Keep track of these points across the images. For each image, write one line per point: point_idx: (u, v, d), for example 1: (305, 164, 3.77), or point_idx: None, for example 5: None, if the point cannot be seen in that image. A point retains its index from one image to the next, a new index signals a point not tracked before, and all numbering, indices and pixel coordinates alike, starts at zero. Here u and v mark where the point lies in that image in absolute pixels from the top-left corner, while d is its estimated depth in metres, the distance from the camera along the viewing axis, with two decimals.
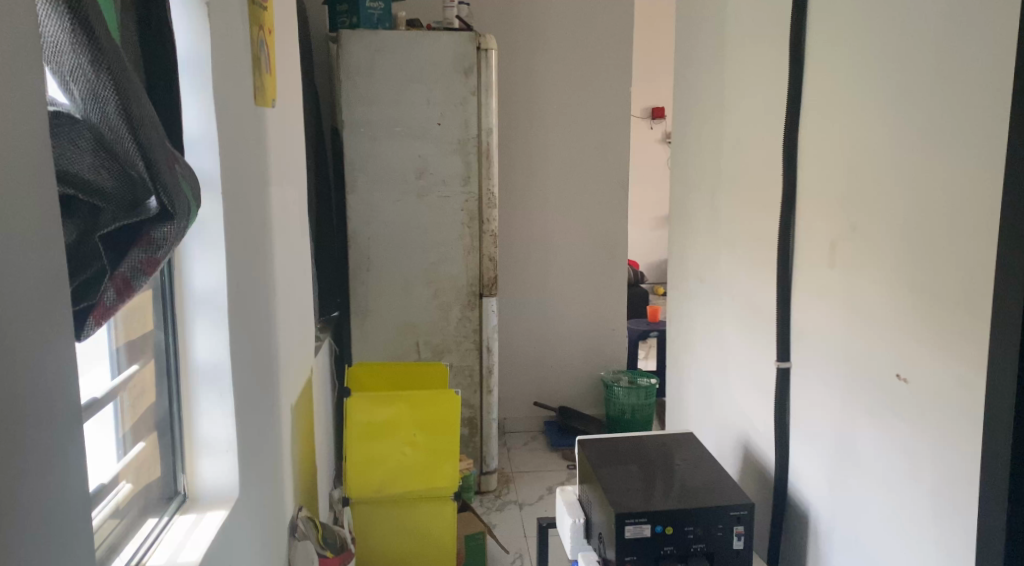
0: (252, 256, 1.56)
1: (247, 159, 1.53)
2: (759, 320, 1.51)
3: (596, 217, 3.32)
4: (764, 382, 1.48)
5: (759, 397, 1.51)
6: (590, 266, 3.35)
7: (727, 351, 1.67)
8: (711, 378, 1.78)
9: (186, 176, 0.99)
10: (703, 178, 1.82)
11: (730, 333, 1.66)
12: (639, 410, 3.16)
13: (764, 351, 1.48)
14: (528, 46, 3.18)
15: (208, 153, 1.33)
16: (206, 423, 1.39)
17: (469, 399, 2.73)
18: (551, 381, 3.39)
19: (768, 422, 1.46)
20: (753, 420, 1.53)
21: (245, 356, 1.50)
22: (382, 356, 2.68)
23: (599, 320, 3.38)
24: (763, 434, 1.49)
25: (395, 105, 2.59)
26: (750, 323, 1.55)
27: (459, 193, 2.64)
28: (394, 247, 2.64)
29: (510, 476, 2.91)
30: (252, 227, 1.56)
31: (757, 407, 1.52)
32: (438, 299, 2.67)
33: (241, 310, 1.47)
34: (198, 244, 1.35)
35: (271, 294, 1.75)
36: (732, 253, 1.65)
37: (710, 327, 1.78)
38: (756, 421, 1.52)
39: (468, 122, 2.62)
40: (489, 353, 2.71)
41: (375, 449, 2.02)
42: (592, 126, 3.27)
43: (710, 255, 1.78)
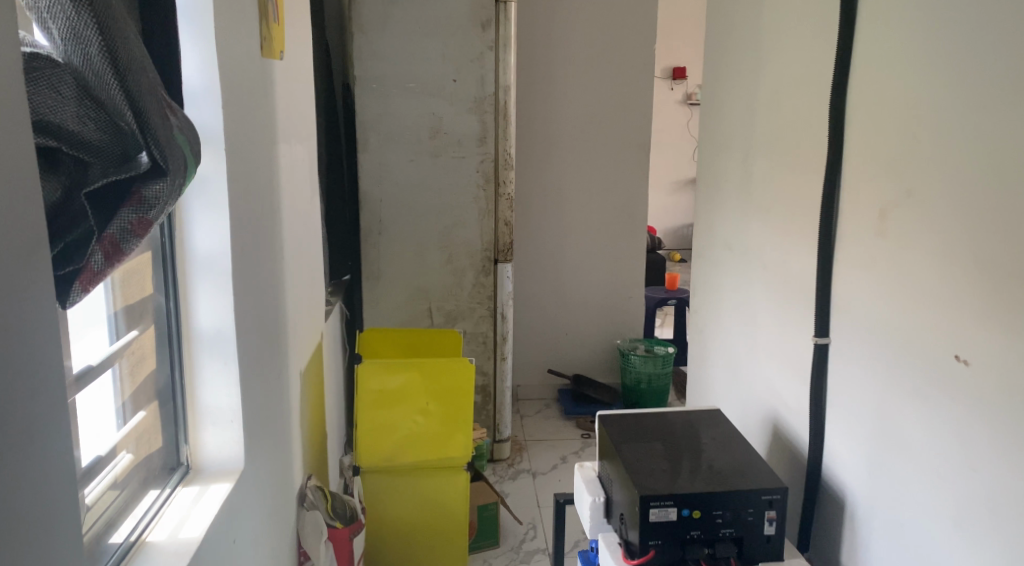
0: (259, 218, 1.48)
1: (253, 114, 1.44)
2: (794, 292, 1.42)
3: (616, 181, 3.21)
4: (798, 358, 1.40)
5: (791, 373, 1.43)
6: (609, 231, 3.24)
7: (757, 325, 1.59)
8: (738, 352, 1.69)
9: (178, 130, 0.90)
10: (735, 141, 1.71)
11: (762, 307, 1.57)
12: (656, 380, 3.08)
13: (800, 325, 1.39)
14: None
15: (210, 105, 1.24)
16: (209, 392, 1.33)
17: (483, 366, 2.67)
18: (565, 349, 3.32)
19: (802, 400, 1.38)
20: (785, 397, 1.45)
21: (251, 322, 1.43)
22: (394, 321, 2.61)
23: (616, 288, 3.29)
24: (795, 413, 1.41)
25: (409, 60, 2.48)
26: (784, 295, 1.46)
27: (474, 154, 2.54)
28: (407, 209, 2.56)
29: (523, 443, 2.86)
30: (258, 186, 1.48)
31: (789, 384, 1.44)
32: (452, 264, 2.59)
33: (246, 274, 1.40)
34: (200, 202, 1.27)
35: (279, 257, 1.67)
36: (765, 221, 1.55)
37: (739, 299, 1.69)
38: (788, 399, 1.44)
39: (485, 80, 2.51)
40: (503, 320, 2.65)
41: (386, 417, 1.96)
42: (614, 85, 3.14)
43: (741, 223, 1.68)
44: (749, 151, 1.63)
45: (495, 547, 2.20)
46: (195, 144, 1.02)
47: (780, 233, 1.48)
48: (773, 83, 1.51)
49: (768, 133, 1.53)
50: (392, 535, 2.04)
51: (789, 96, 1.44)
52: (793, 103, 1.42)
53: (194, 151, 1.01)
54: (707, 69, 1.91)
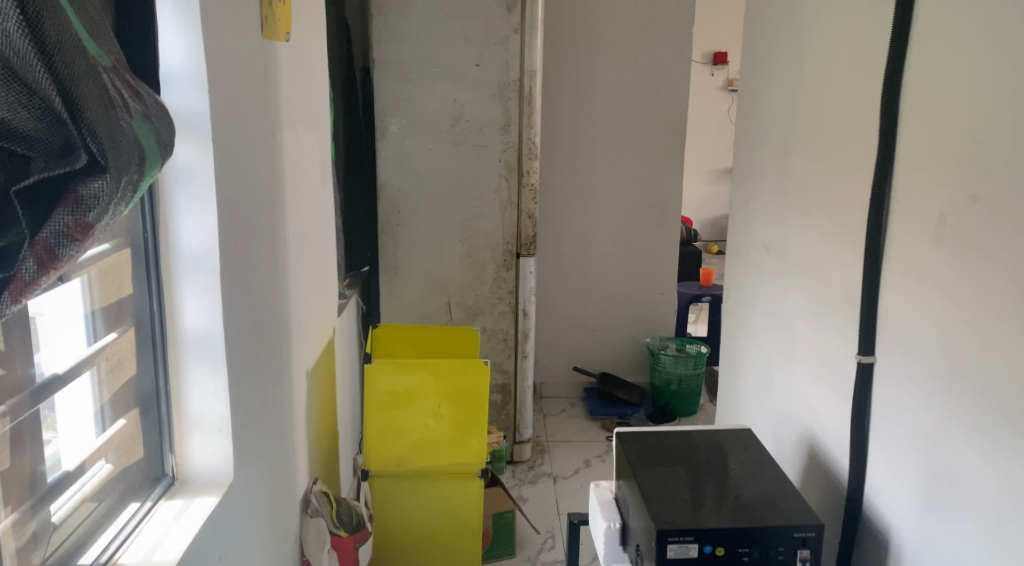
0: (256, 212, 1.40)
1: (249, 100, 1.34)
2: (835, 302, 1.27)
3: (649, 171, 3.06)
4: (838, 375, 1.26)
5: (830, 391, 1.29)
6: (640, 224, 3.10)
7: (795, 336, 1.45)
8: (773, 363, 1.55)
9: (131, 118, 0.80)
10: (774, 132, 1.56)
11: (799, 315, 1.43)
12: (687, 380, 2.94)
13: (841, 339, 1.25)
14: None
15: (195, 91, 1.15)
16: (197, 400, 1.25)
17: (502, 364, 2.56)
18: (592, 346, 3.19)
19: (842, 423, 1.24)
20: (823, 418, 1.31)
21: (244, 322, 1.34)
22: (412, 316, 2.52)
23: (646, 283, 3.14)
24: (834, 436, 1.27)
25: (430, 43, 2.37)
26: (824, 304, 1.32)
27: (497, 142, 2.42)
28: (427, 200, 2.45)
29: (545, 445, 2.75)
30: (255, 178, 1.38)
31: (827, 403, 1.30)
32: (472, 257, 2.49)
33: (238, 272, 1.30)
34: (186, 195, 1.18)
35: (281, 253, 1.58)
36: (806, 222, 1.40)
37: (776, 305, 1.55)
38: (826, 420, 1.30)
39: (510, 64, 2.37)
40: (525, 317, 2.52)
41: (396, 420, 1.87)
42: (648, 70, 2.98)
43: (779, 223, 1.53)
44: (789, 143, 1.48)
45: (510, 556, 2.11)
46: (167, 145, 0.92)
47: (822, 236, 1.33)
48: (817, 68, 1.36)
49: (811, 122, 1.38)
50: (402, 543, 1.95)
51: (834, 82, 1.29)
52: (839, 90, 1.27)
53: (164, 154, 0.91)
54: (745, 53, 1.76)
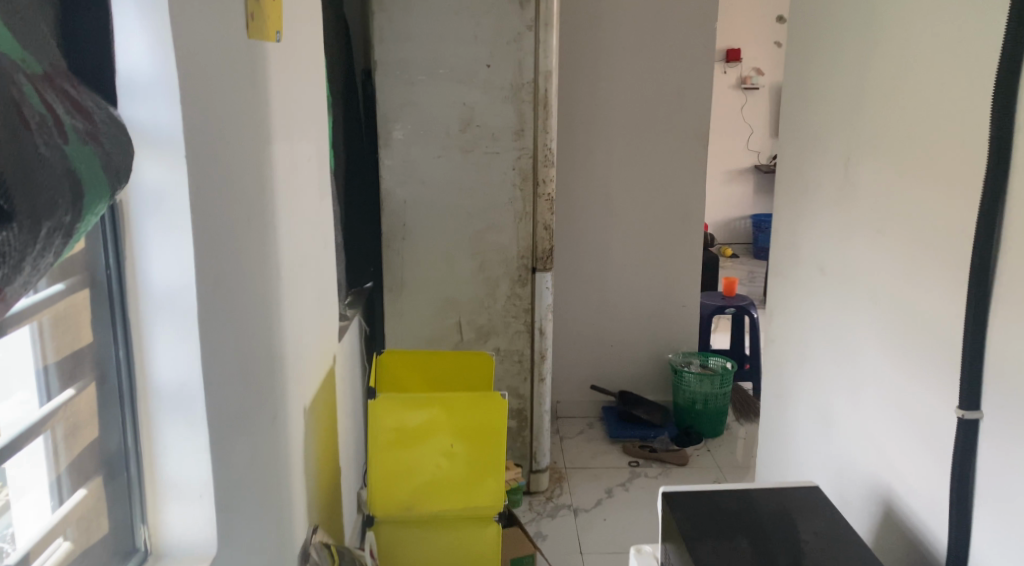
0: (243, 238, 1.21)
1: (232, 110, 1.16)
2: (925, 341, 1.10)
3: (670, 177, 2.87)
4: (930, 430, 1.08)
5: (918, 446, 1.11)
6: (660, 233, 2.91)
7: (864, 373, 1.26)
8: (834, 401, 1.37)
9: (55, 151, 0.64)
10: (833, 139, 1.38)
11: (870, 350, 1.24)
12: (712, 399, 2.76)
13: (935, 387, 1.07)
14: None
15: (163, 100, 0.97)
16: (173, 462, 1.07)
17: (518, 387, 2.37)
18: (610, 362, 3.00)
19: (936, 486, 1.07)
20: (908, 475, 1.14)
21: (231, 365, 1.16)
22: (419, 335, 2.34)
23: (668, 296, 2.96)
24: (923, 500, 1.10)
25: (437, 42, 2.18)
26: (908, 342, 1.14)
27: (510, 149, 2.24)
28: (435, 211, 2.27)
29: (564, 472, 2.56)
30: (240, 199, 1.20)
31: (914, 460, 1.12)
32: (484, 273, 2.30)
33: (223, 309, 1.12)
34: (157, 222, 1.00)
35: (272, 282, 1.40)
36: (878, 239, 1.22)
37: (837, 336, 1.36)
38: (911, 478, 1.13)
39: (523, 65, 2.19)
40: (542, 336, 2.34)
41: (405, 459, 1.69)
42: (669, 68, 2.79)
43: (841, 243, 1.34)
44: (854, 153, 1.29)
45: None
46: (115, 172, 0.74)
47: (904, 260, 1.15)
48: (890, 68, 1.18)
49: (884, 130, 1.20)
50: None
51: (915, 85, 1.11)
52: (924, 93, 1.09)
53: (111, 185, 0.74)
54: (791, 51, 1.58)
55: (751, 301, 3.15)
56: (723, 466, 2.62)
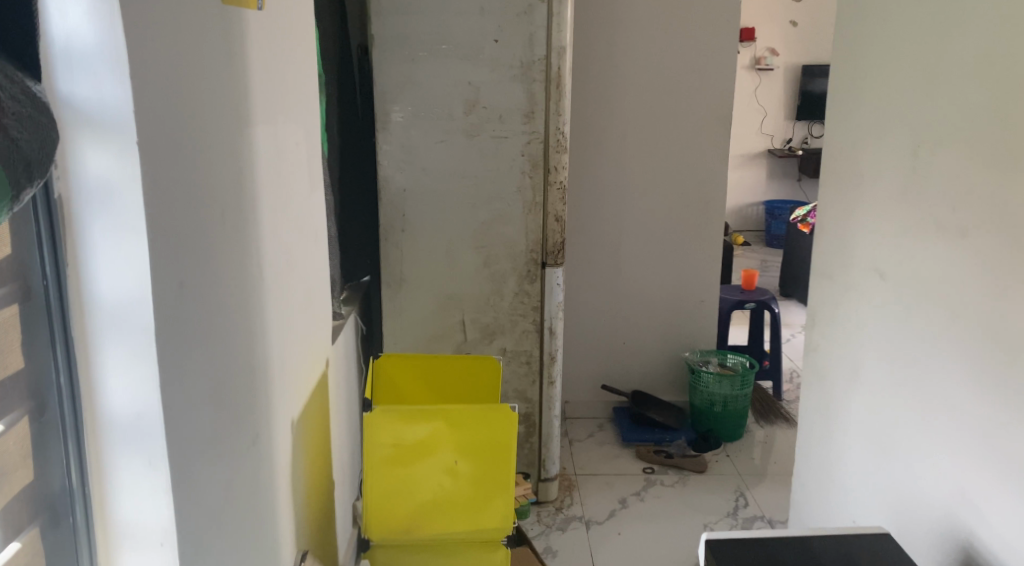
0: (216, 238, 1.04)
1: (201, 86, 0.98)
2: (987, 364, 1.08)
3: (690, 163, 2.69)
4: (996, 457, 1.06)
5: (984, 474, 1.09)
6: (676, 224, 2.73)
7: (942, 404, 1.18)
8: (902, 428, 1.29)
9: None
10: (940, 122, 1.20)
11: (950, 382, 1.16)
12: (732, 401, 2.60)
13: (999, 413, 1.06)
14: None
15: (108, 71, 0.79)
16: (130, 504, 0.90)
17: (526, 391, 2.21)
18: (622, 361, 2.84)
19: (1003, 512, 1.05)
20: (976, 508, 1.11)
21: (205, 388, 1.00)
22: (419, 335, 2.17)
23: (684, 291, 2.78)
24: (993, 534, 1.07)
25: (440, 14, 2.00)
26: (967, 368, 1.12)
27: (519, 133, 2.05)
28: (437, 201, 2.10)
29: (573, 480, 2.40)
30: (212, 193, 1.03)
31: (980, 489, 1.10)
32: (490, 268, 2.13)
33: (191, 323, 0.95)
34: (105, 222, 0.83)
35: (254, 285, 1.23)
36: (970, 263, 1.12)
37: (905, 359, 1.28)
38: (980, 510, 1.10)
39: (535, 40, 2.00)
40: (552, 336, 2.17)
41: (404, 477, 1.53)
42: (689, 46, 2.60)
43: (919, 259, 1.24)
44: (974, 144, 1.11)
45: None
46: (20, 164, 0.58)
47: None
48: None
49: (1019, 114, 1.02)
50: None
51: None
52: None
53: (13, 180, 0.58)
54: (868, 22, 1.40)
55: (771, 296, 2.98)
56: (742, 473, 2.47)
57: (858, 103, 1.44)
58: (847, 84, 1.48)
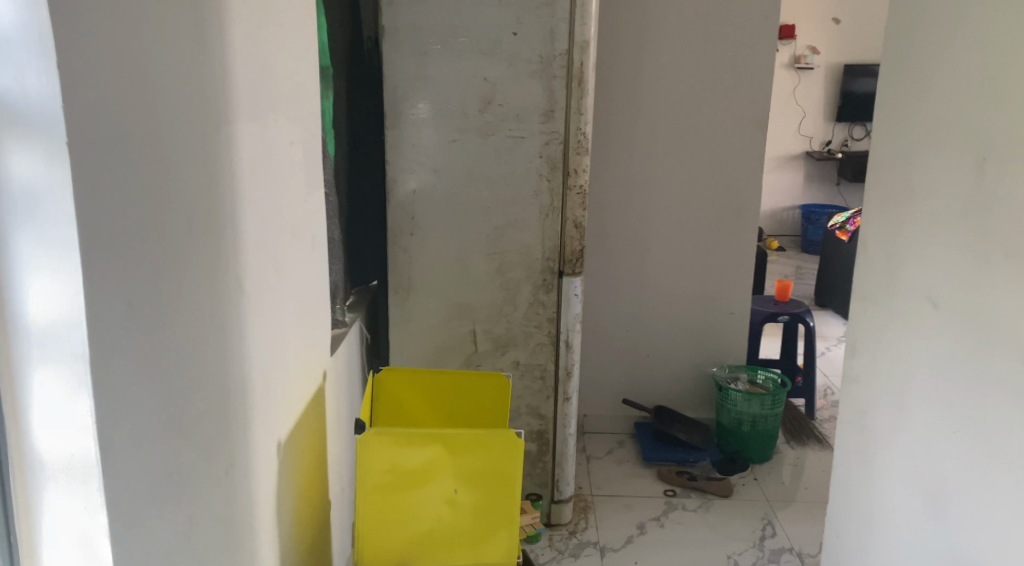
0: (179, 248, 0.93)
1: (165, 79, 0.87)
2: None
3: (722, 166, 2.53)
4: None
5: None
6: (706, 231, 2.58)
7: (1008, 455, 1.03)
8: (958, 477, 1.15)
9: None
10: (1012, 131, 1.04)
11: (1020, 435, 1.01)
12: (762, 421, 2.45)
13: None
14: None
15: (35, 61, 0.68)
16: (68, 550, 0.81)
17: (539, 407, 2.08)
18: (646, 374, 2.69)
19: None
20: None
21: (161, 417, 0.89)
22: (428, 344, 2.06)
23: (713, 302, 2.63)
24: None
25: (455, 5, 1.87)
26: None
27: (537, 132, 1.92)
28: (449, 204, 1.98)
29: (589, 501, 2.27)
30: (176, 199, 0.92)
31: None
32: (503, 276, 2.01)
33: (143, 346, 0.84)
34: (37, 237, 0.72)
35: (231, 298, 1.12)
36: None
37: (963, 399, 1.13)
38: None
39: (556, 34, 1.87)
40: (569, 350, 2.03)
41: (400, 505, 1.42)
42: (725, 41, 2.44)
43: (986, 286, 1.08)
44: None
45: None
46: None
47: None
48: None
49: None
50: None
51: None
52: None
53: None
54: (927, 14, 1.24)
55: (807, 308, 2.81)
56: (771, 499, 2.31)
57: (915, 106, 1.28)
58: (902, 83, 1.32)
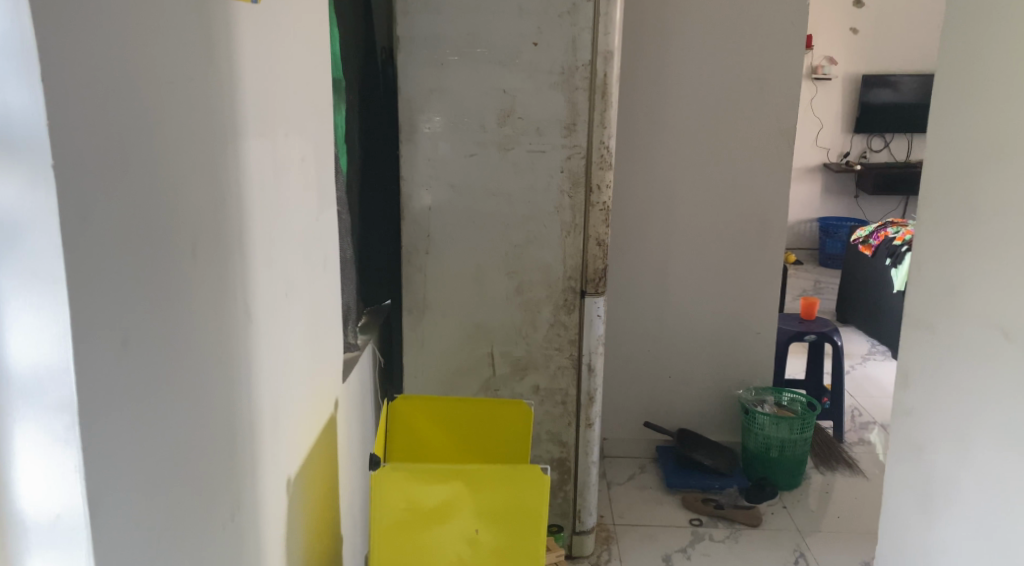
0: (181, 279, 0.85)
1: (166, 96, 0.79)
2: None
3: (747, 181, 2.44)
4: None
5: None
6: (730, 247, 2.49)
7: None
8: None
9: None
10: None
11: None
12: (791, 446, 2.34)
13: None
14: None
15: (16, 75, 0.60)
16: None
17: (560, 434, 1.98)
18: (668, 397, 2.60)
19: None
20: None
21: (160, 465, 0.80)
22: (445, 368, 1.97)
23: (739, 321, 2.53)
24: None
25: (473, 14, 1.80)
26: None
27: (558, 146, 1.84)
28: (466, 222, 1.89)
29: (612, 531, 2.17)
30: (179, 227, 0.83)
31: None
32: (523, 296, 1.92)
33: (141, 389, 0.76)
34: (19, 272, 0.64)
35: (238, 328, 1.03)
36: None
37: None
38: None
39: (579, 44, 1.79)
40: (591, 374, 1.94)
41: (417, 545, 1.32)
42: (750, 50, 2.35)
43: None
44: None
45: None
46: None
47: None
48: None
49: None
50: None
51: None
52: None
53: None
54: (988, 22, 1.17)
55: (834, 327, 2.70)
56: (802, 528, 2.20)
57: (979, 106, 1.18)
58: (962, 84, 1.23)
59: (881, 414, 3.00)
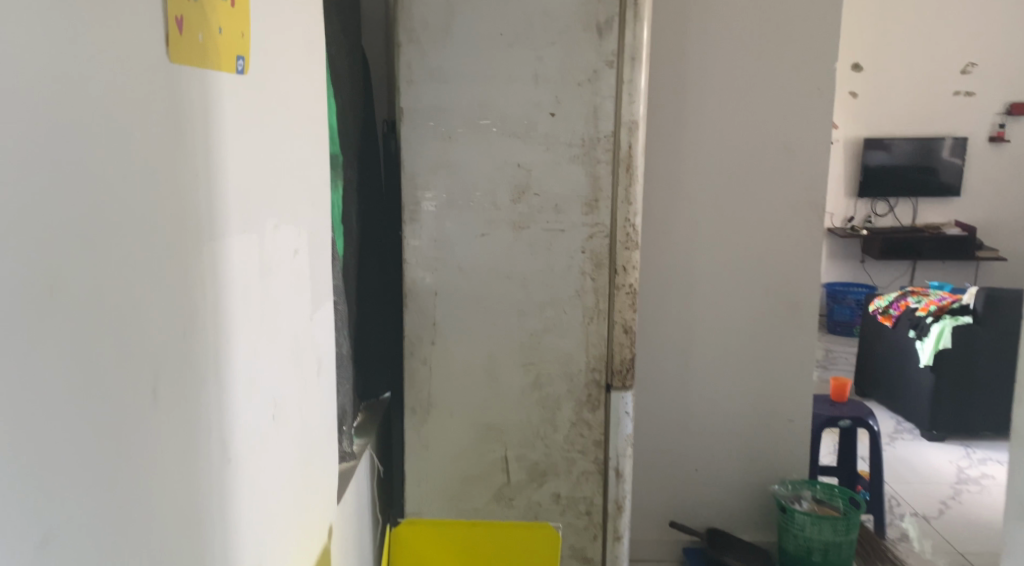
0: (135, 432, 0.63)
1: (129, 205, 0.61)
2: None
3: (775, 263, 2.35)
4: None
5: None
6: (758, 332, 2.37)
7: None
8: None
9: None
10: None
11: None
12: (835, 549, 2.18)
13: None
14: (680, 27, 2.25)
15: None
16: None
17: (584, 548, 1.75)
18: (696, 493, 2.43)
19: None
20: None
21: None
22: (451, 474, 1.74)
23: (770, 410, 2.39)
24: None
25: (485, 83, 1.64)
26: None
27: (578, 225, 1.66)
28: (476, 308, 1.69)
29: None
30: (140, 366, 0.64)
31: None
32: (541, 392, 1.71)
33: None
34: None
35: (215, 476, 0.82)
36: None
37: None
38: None
39: (601, 114, 1.63)
40: (619, 479, 1.72)
41: None
42: (775, 121, 2.28)
43: None
44: None
45: None
46: None
47: None
48: None
49: None
50: None
51: None
52: None
53: None
54: None
55: (869, 411, 2.51)
56: None
57: None
58: None
59: (921, 504, 2.77)
